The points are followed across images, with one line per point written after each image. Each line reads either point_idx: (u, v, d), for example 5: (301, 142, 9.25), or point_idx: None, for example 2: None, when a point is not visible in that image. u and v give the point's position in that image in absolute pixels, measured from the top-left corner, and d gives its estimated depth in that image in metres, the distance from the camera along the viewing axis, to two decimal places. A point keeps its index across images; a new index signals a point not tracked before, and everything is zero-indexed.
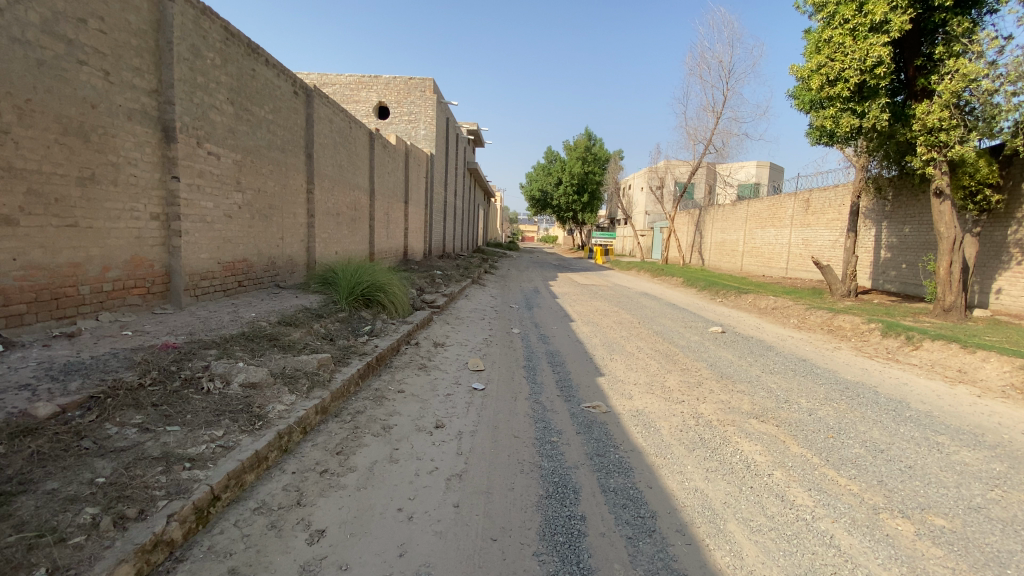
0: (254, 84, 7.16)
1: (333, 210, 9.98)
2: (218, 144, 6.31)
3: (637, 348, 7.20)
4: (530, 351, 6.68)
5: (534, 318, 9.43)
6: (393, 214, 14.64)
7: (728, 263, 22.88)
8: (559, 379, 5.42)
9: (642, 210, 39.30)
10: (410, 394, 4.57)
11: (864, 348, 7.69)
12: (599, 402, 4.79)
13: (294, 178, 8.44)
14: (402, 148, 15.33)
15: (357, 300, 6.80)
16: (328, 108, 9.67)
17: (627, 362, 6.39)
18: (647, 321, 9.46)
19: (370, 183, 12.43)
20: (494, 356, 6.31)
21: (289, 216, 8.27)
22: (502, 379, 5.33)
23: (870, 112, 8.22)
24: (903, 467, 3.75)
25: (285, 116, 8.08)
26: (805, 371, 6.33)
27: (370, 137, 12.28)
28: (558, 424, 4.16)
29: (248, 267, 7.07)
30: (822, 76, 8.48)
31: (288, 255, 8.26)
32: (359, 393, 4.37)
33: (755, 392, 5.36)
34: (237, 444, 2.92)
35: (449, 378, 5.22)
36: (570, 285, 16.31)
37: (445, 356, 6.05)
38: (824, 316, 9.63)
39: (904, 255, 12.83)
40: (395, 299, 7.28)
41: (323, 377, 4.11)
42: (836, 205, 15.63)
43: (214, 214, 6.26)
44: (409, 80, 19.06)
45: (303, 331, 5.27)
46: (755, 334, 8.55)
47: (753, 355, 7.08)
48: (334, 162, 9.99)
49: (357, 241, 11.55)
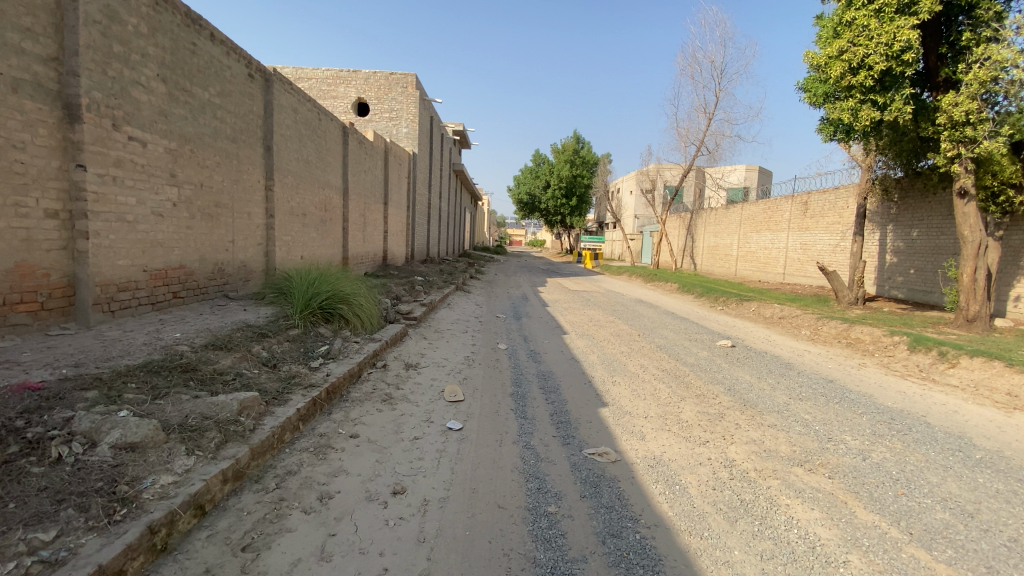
0: (195, 62, 6.13)
1: (299, 210, 8.94)
2: (143, 128, 5.28)
3: (642, 368, 6.26)
4: (519, 373, 5.69)
5: (523, 330, 8.44)
6: (370, 216, 13.57)
7: (722, 268, 22.19)
8: (554, 414, 4.44)
9: (631, 214, 38.63)
10: (366, 443, 3.56)
11: (892, 366, 6.85)
12: (605, 447, 3.82)
13: (249, 173, 7.39)
14: (380, 145, 14.29)
15: (315, 314, 5.76)
16: (293, 96, 8.63)
17: (632, 386, 5.43)
18: (646, 333, 8.54)
19: (344, 181, 11.39)
20: (476, 381, 5.30)
21: (242, 216, 7.21)
22: (485, 414, 4.34)
23: (894, 104, 7.45)
24: (1010, 542, 2.83)
25: (237, 101, 7.04)
26: (838, 396, 5.44)
27: (343, 131, 11.23)
28: (557, 485, 3.18)
29: (186, 276, 6.01)
30: (843, 62, 7.70)
31: (241, 261, 7.20)
32: (295, 444, 3.36)
33: (789, 428, 4.44)
34: (73, 553, 1.95)
35: (419, 415, 4.21)
36: (560, 292, 15.38)
37: (416, 383, 5.04)
38: (839, 328, 8.79)
39: (913, 260, 12.12)
40: (361, 312, 6.22)
41: (244, 426, 3.10)
42: (837, 208, 14.91)
43: (137, 211, 5.23)
44: (389, 76, 18.03)
45: (237, 356, 4.24)
46: (768, 349, 7.67)
47: (773, 375, 6.17)
48: (300, 157, 8.94)
49: (328, 245, 10.48)
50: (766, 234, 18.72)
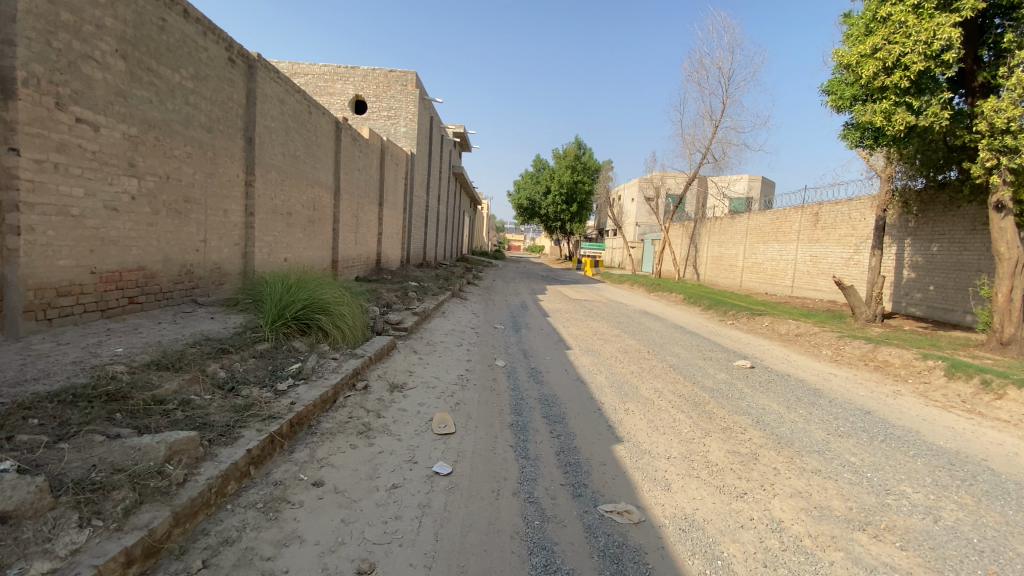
0: (164, 40, 5.48)
1: (283, 209, 8.28)
2: (96, 110, 4.63)
3: (656, 392, 5.60)
4: (519, 397, 5.01)
5: (524, 344, 7.78)
6: (364, 218, 12.92)
7: (726, 279, 21.60)
8: (561, 453, 3.76)
9: (633, 222, 38.08)
10: (331, 496, 2.88)
11: (930, 395, 6.19)
12: (625, 503, 3.13)
13: (227, 166, 6.72)
14: (377, 143, 13.65)
15: (290, 325, 5.09)
16: (279, 86, 8.00)
17: (648, 416, 4.76)
18: (656, 350, 7.88)
19: (335, 179, 10.75)
20: (470, 407, 4.62)
21: (217, 214, 6.54)
22: (480, 451, 3.67)
23: (931, 108, 6.86)
24: None
25: (214, 87, 6.39)
26: (880, 433, 4.78)
27: (336, 127, 10.59)
28: (570, 561, 2.50)
29: (146, 279, 5.35)
30: (876, 61, 7.10)
31: (214, 262, 6.53)
32: (240, 498, 2.69)
33: (838, 477, 3.78)
34: None
35: (401, 454, 3.53)
36: (561, 301, 14.72)
37: (401, 410, 4.36)
38: (863, 348, 8.16)
39: (933, 276, 11.53)
40: (343, 323, 5.54)
41: (170, 479, 2.44)
42: (850, 219, 14.32)
43: (85, 204, 4.57)
44: (388, 73, 17.45)
45: (185, 379, 3.57)
46: (790, 371, 7.02)
47: (801, 404, 5.52)
48: (286, 151, 8.28)
49: (316, 246, 9.81)
50: (774, 246, 18.12)
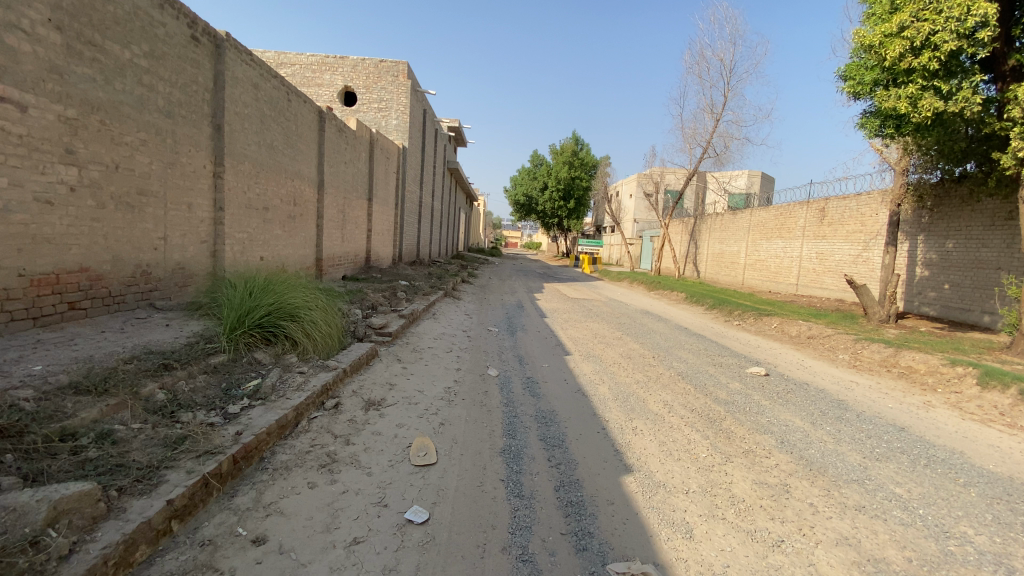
0: (111, 11, 4.87)
1: (259, 203, 7.66)
2: (22, 87, 4.03)
3: (665, 406, 5.04)
4: (511, 415, 4.43)
5: (519, 349, 7.19)
6: (352, 214, 12.27)
7: (728, 277, 21.05)
8: (561, 490, 3.18)
9: (631, 218, 37.44)
10: (273, 559, 2.29)
11: (963, 407, 5.64)
12: (641, 561, 2.55)
13: (191, 156, 6.11)
14: (365, 136, 13.00)
15: (253, 334, 4.49)
16: (253, 70, 7.36)
17: (659, 438, 4.18)
18: (661, 356, 7.31)
19: (319, 173, 10.11)
20: (455, 429, 4.03)
21: (179, 208, 5.92)
22: (464, 490, 3.08)
23: (963, 92, 6.29)
24: None
25: (175, 68, 5.77)
26: (922, 456, 4.21)
27: (319, 117, 9.95)
28: None
29: (91, 282, 4.77)
30: (903, 41, 6.51)
31: (177, 262, 5.91)
32: (152, 568, 2.13)
33: (887, 517, 3.21)
34: None
35: (369, 495, 2.93)
36: (559, 300, 14.14)
37: (375, 434, 3.76)
38: (883, 353, 7.62)
39: (947, 274, 10.99)
40: (315, 330, 4.93)
41: (47, 554, 1.88)
42: (859, 215, 13.76)
43: (8, 196, 3.99)
44: (379, 63, 16.77)
45: (108, 407, 2.98)
46: (808, 380, 6.46)
47: (828, 419, 4.95)
48: (261, 141, 7.66)
49: (297, 244, 9.19)
50: (778, 242, 17.57)
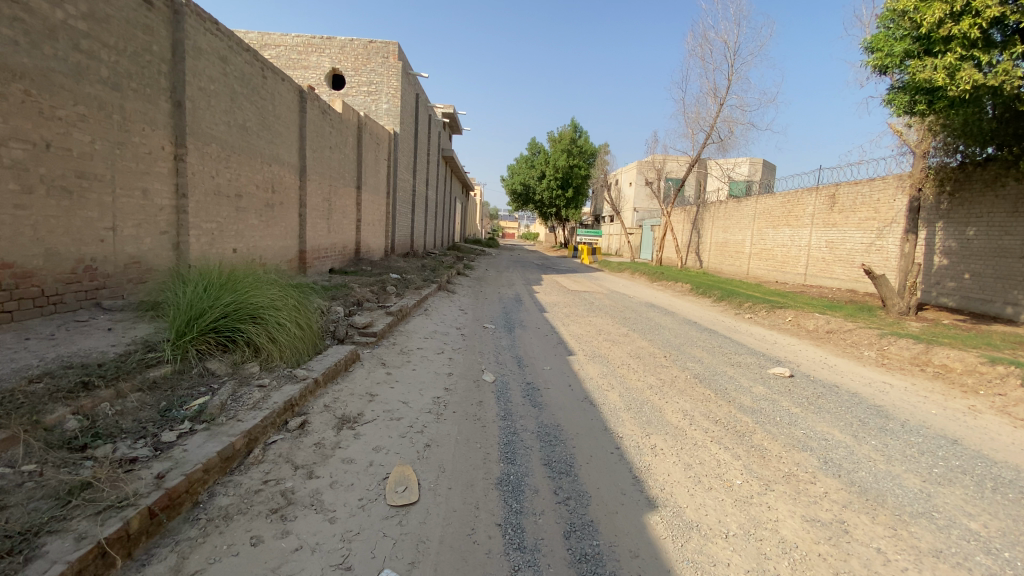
0: None
1: (230, 189, 6.96)
2: None
3: (685, 416, 4.43)
4: (510, 432, 3.80)
5: (518, 348, 6.55)
6: (339, 202, 11.57)
7: (732, 266, 20.45)
8: (572, 538, 2.55)
9: (631, 207, 36.71)
10: None
11: (1014, 412, 5.04)
12: None
13: (146, 135, 5.40)
14: (353, 120, 12.23)
15: (207, 339, 3.86)
16: (220, 41, 6.61)
17: (683, 460, 3.57)
18: (673, 354, 6.69)
19: (301, 158, 9.40)
20: (444, 451, 3.40)
21: (131, 194, 5.23)
22: (450, 543, 2.44)
23: (1004, 64, 5.62)
24: None
25: (123, 33, 5.04)
26: (988, 477, 3.62)
27: (300, 97, 9.22)
28: None
29: (17, 280, 4.10)
30: (941, 5, 5.87)
31: (131, 256, 5.23)
32: None
33: (972, 564, 2.61)
34: None
35: (327, 554, 2.29)
36: (558, 292, 13.49)
37: (345, 462, 3.13)
38: (912, 349, 7.02)
39: (969, 263, 10.39)
40: (282, 333, 4.27)
41: None
42: (873, 201, 13.12)
43: None
44: (368, 44, 15.91)
45: None
46: (836, 381, 5.85)
47: (870, 432, 4.35)
48: (231, 121, 6.94)
49: (276, 234, 8.51)
50: (785, 231, 16.93)
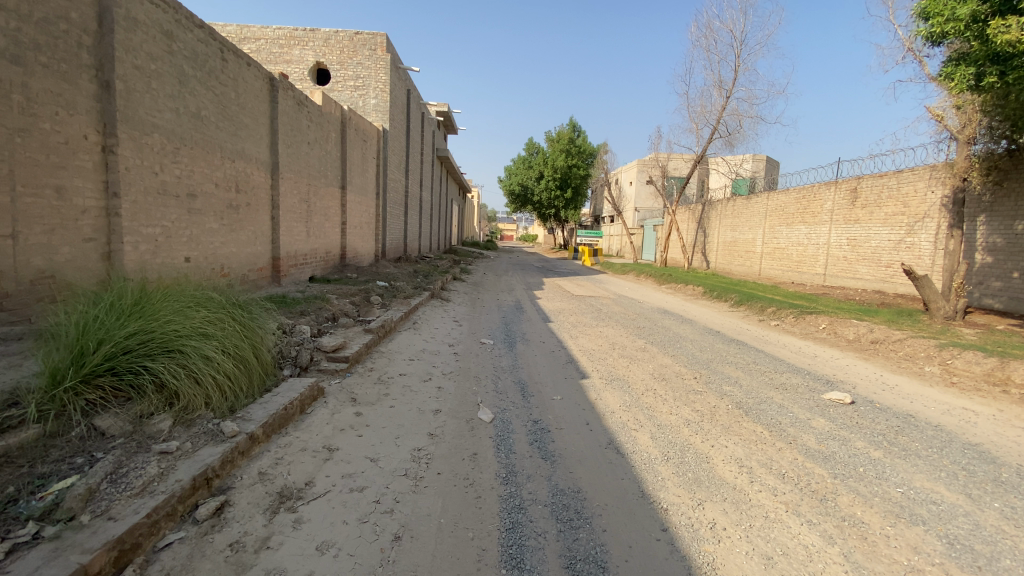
0: None
1: (179, 187, 5.93)
2: None
3: (740, 468, 3.41)
4: (514, 508, 2.76)
5: (520, 370, 5.52)
6: (320, 204, 10.53)
7: (742, 267, 19.47)
8: None
9: (632, 207, 35.75)
10: None
11: None
12: None
13: (63, 118, 4.37)
14: (336, 114, 11.23)
15: (100, 385, 2.83)
16: (164, 13, 5.60)
17: (761, 548, 2.54)
18: (703, 374, 5.68)
19: (273, 154, 8.37)
20: (420, 548, 2.36)
21: (42, 193, 4.21)
22: None
23: None
24: None
25: None
26: None
27: (270, 86, 8.20)
28: None
29: None
30: None
31: (40, 269, 4.21)
32: None
33: None
34: None
35: None
36: (561, 298, 12.48)
37: None
38: (981, 364, 6.01)
39: (1017, 260, 9.39)
40: (210, 370, 3.24)
41: None
42: (901, 195, 12.13)
43: None
44: (355, 36, 14.92)
45: None
46: (907, 408, 4.82)
47: (985, 486, 3.33)
48: (180, 108, 5.92)
49: (243, 239, 7.48)
50: (800, 228, 15.93)
